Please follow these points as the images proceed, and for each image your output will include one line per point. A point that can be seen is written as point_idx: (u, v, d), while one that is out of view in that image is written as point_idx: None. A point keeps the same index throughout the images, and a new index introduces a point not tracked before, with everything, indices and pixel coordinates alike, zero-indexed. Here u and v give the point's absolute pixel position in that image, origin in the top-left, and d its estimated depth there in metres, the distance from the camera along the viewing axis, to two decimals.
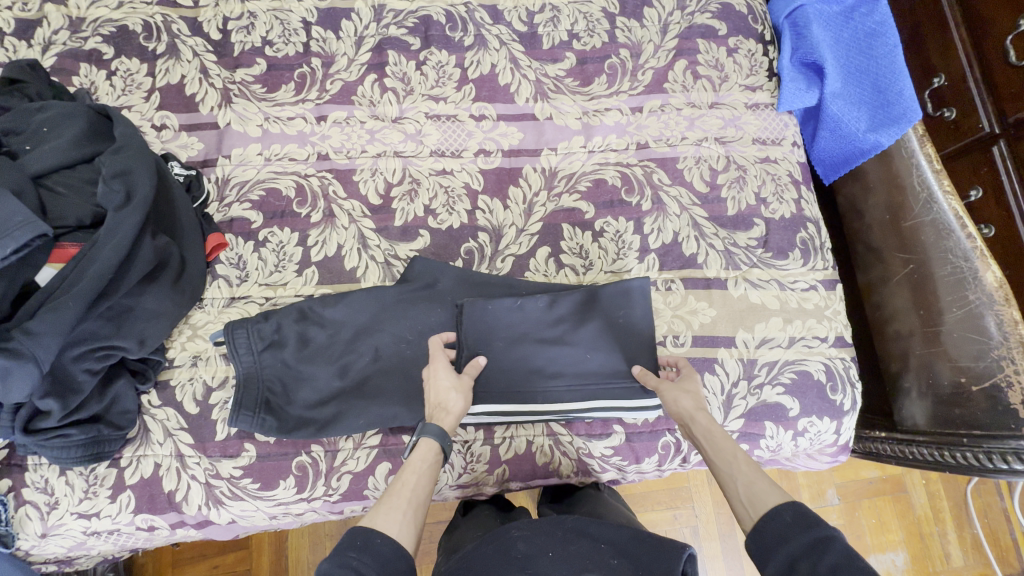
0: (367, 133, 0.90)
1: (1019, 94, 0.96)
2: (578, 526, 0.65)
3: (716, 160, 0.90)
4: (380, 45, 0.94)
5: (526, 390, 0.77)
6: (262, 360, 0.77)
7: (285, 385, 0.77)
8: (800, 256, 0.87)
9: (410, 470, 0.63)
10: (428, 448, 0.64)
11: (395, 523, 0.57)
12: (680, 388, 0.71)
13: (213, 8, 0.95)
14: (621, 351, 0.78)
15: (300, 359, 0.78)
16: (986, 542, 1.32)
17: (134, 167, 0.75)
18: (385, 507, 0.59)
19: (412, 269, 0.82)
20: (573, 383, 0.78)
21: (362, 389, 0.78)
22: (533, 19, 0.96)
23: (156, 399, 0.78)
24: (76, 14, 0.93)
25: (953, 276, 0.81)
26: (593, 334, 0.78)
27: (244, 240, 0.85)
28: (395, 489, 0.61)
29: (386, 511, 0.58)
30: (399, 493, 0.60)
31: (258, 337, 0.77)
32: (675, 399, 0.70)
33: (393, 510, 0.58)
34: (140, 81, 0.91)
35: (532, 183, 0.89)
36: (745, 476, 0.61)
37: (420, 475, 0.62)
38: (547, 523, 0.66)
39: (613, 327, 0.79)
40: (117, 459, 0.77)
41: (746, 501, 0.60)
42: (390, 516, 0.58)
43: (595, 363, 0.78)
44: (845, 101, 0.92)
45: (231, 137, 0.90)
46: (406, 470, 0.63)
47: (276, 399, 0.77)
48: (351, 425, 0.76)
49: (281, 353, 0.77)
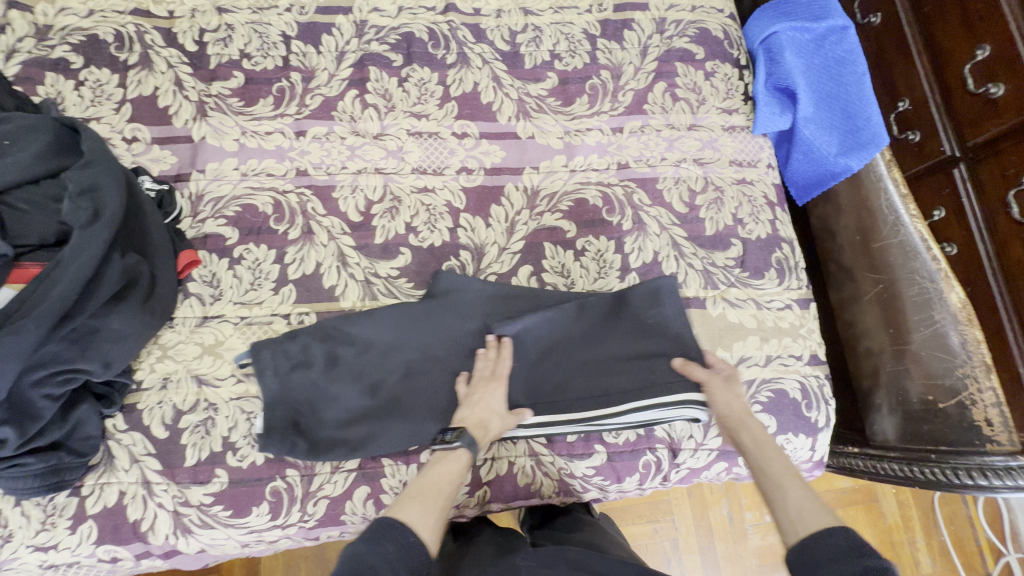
0: (347, 148, 0.89)
1: (977, 120, 1.01)
2: (586, 561, 0.65)
3: (695, 181, 0.92)
4: (362, 60, 0.93)
5: (555, 399, 0.78)
6: (290, 381, 0.75)
7: (314, 405, 0.76)
8: (776, 275, 0.89)
9: (445, 479, 0.65)
10: (464, 458, 0.68)
11: (428, 524, 0.59)
12: (732, 392, 0.74)
13: (188, 19, 0.93)
14: (652, 349, 0.79)
15: (327, 378, 0.76)
16: (953, 549, 1.36)
17: (103, 183, 0.72)
18: (421, 508, 0.61)
19: (438, 283, 0.81)
20: (609, 389, 0.78)
21: (393, 409, 0.77)
22: (516, 38, 0.96)
23: (122, 423, 0.75)
24: (43, 21, 0.90)
25: (919, 297, 0.84)
26: (623, 336, 0.80)
27: (219, 257, 0.83)
28: (431, 492, 0.63)
29: (423, 512, 0.60)
30: (432, 496, 0.63)
31: (284, 356, 0.76)
32: (727, 402, 0.73)
33: (428, 514, 0.60)
34: (111, 92, 0.88)
35: (514, 202, 0.89)
36: (794, 494, 0.63)
37: (453, 484, 0.65)
38: (551, 557, 0.66)
39: (643, 327, 0.80)
40: (78, 487, 0.73)
41: (792, 516, 0.61)
42: (425, 519, 0.60)
43: (628, 364, 0.79)
44: (817, 125, 0.95)
45: (206, 151, 0.87)
46: (441, 477, 0.65)
47: (305, 420, 0.75)
48: (384, 445, 0.75)
49: (308, 372, 0.76)
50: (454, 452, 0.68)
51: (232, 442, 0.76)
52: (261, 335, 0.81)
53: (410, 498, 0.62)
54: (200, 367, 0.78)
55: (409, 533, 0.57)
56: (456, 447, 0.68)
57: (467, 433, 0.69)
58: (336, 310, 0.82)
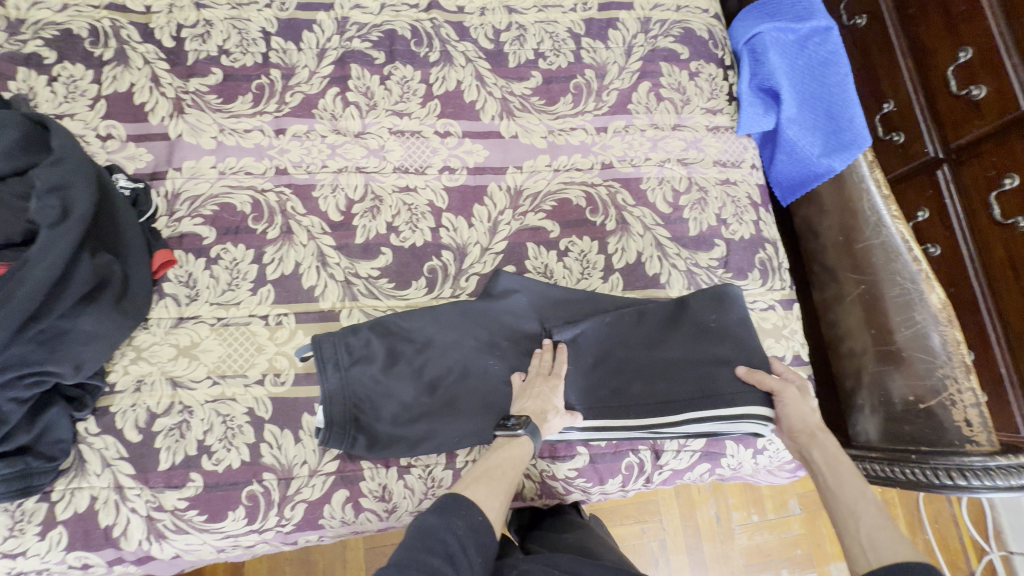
0: (327, 147, 0.88)
1: (960, 121, 1.02)
2: (573, 565, 0.64)
3: (679, 181, 0.91)
4: (344, 58, 0.92)
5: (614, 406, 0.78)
6: (350, 377, 0.74)
7: (372, 401, 0.75)
8: (759, 276, 0.89)
9: (511, 462, 0.67)
10: (526, 445, 0.69)
11: (492, 506, 0.63)
12: (805, 403, 0.73)
13: (166, 14, 0.91)
14: (716, 357, 0.77)
15: (387, 375, 0.76)
16: (937, 548, 1.37)
17: (72, 181, 0.70)
18: (489, 489, 0.64)
19: (496, 283, 0.81)
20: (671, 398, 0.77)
21: (450, 408, 0.77)
22: (500, 37, 0.96)
23: (93, 426, 0.74)
24: (15, 15, 0.88)
25: (900, 298, 0.84)
26: (684, 342, 0.79)
27: (195, 257, 0.82)
28: (497, 473, 0.66)
29: (489, 493, 0.63)
30: (497, 478, 0.65)
31: (346, 352, 0.75)
32: (799, 414, 0.72)
33: (494, 496, 0.63)
34: (84, 88, 0.87)
35: (497, 202, 0.88)
36: (871, 520, 0.61)
37: (517, 467, 0.68)
38: (540, 563, 0.65)
39: (705, 333, 0.78)
40: (48, 492, 0.71)
41: (865, 544, 0.60)
42: (491, 500, 0.63)
43: (689, 371, 0.77)
44: (801, 126, 0.95)
45: (183, 149, 0.86)
46: (509, 460, 0.67)
47: (365, 416, 0.75)
48: (442, 444, 0.76)
49: (369, 368, 0.75)
50: (519, 438, 0.69)
51: (208, 446, 0.75)
52: (238, 336, 0.79)
53: (478, 477, 0.65)
54: (175, 369, 0.77)
55: (476, 513, 0.60)
56: (519, 435, 0.68)
57: (531, 424, 0.69)
58: (316, 311, 0.81)
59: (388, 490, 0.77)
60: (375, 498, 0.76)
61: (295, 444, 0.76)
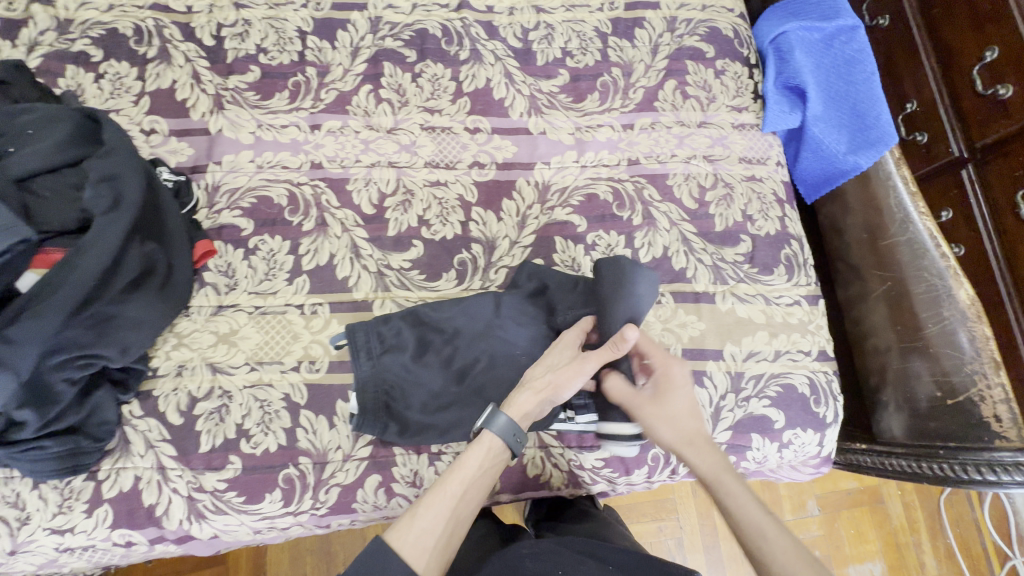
0: (361, 142, 0.91)
1: (986, 121, 1.02)
2: (587, 546, 0.68)
3: (705, 177, 0.92)
4: (376, 56, 0.94)
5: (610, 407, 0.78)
6: (382, 364, 0.77)
7: (404, 388, 0.77)
8: (785, 272, 0.89)
9: (460, 478, 0.65)
10: (486, 459, 0.68)
11: (424, 547, 0.60)
12: (663, 416, 0.72)
13: (206, 14, 0.95)
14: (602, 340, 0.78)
15: (417, 363, 0.78)
16: (958, 551, 1.36)
17: (124, 171, 0.72)
18: (419, 526, 0.61)
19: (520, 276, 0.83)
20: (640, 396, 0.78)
21: (479, 396, 0.78)
22: (528, 36, 0.98)
23: (137, 409, 0.76)
24: (64, 15, 0.92)
25: (928, 294, 0.84)
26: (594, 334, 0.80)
27: (234, 248, 0.84)
28: (435, 501, 0.63)
29: (420, 532, 0.61)
30: (437, 508, 0.63)
31: (379, 340, 0.78)
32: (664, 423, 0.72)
33: (427, 535, 0.61)
34: (129, 85, 0.90)
35: (525, 196, 0.90)
36: (778, 563, 0.60)
37: (470, 484, 0.65)
38: (551, 544, 0.69)
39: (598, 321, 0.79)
40: (94, 471, 0.74)
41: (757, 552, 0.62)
42: (423, 538, 0.61)
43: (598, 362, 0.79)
44: (826, 124, 0.96)
45: (222, 143, 0.89)
46: (457, 477, 0.65)
47: (396, 403, 0.77)
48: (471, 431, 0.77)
49: (401, 356, 0.77)
50: (477, 444, 0.68)
51: (246, 429, 0.77)
52: (275, 324, 0.82)
53: (410, 513, 0.62)
54: (215, 355, 0.80)
55: (397, 560, 0.58)
56: (483, 444, 0.68)
57: (503, 416, 0.68)
58: (350, 302, 0.83)
59: (419, 476, 0.79)
60: (406, 483, 0.78)
61: (330, 429, 0.78)
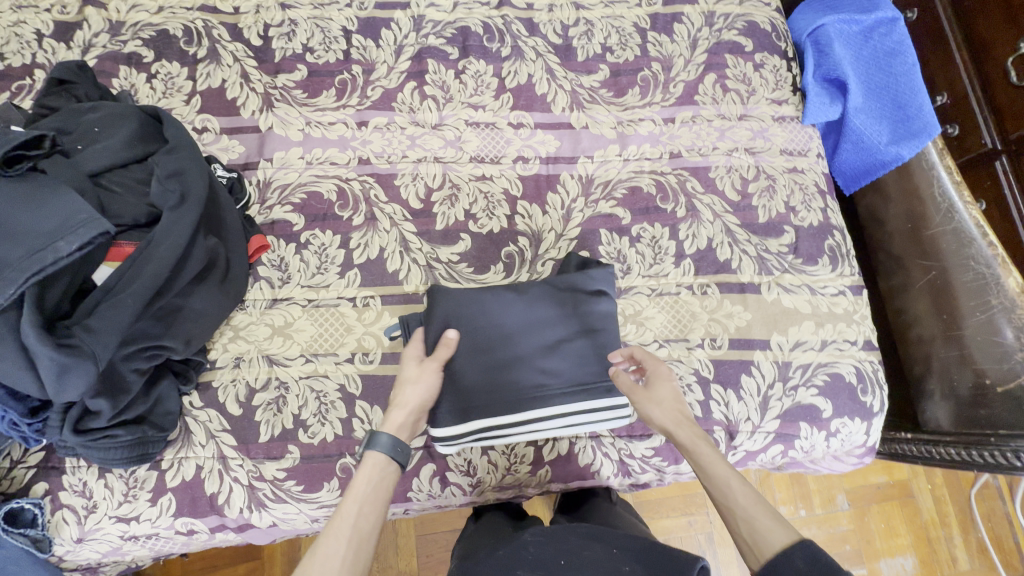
0: (407, 138, 0.92)
1: (1020, 113, 1.02)
2: (593, 531, 0.69)
3: (747, 170, 0.93)
4: (420, 53, 0.96)
5: (482, 405, 0.77)
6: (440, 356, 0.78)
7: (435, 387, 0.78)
8: (829, 262, 0.90)
9: (352, 499, 0.63)
10: (379, 474, 0.66)
11: (332, 568, 0.56)
12: (658, 397, 0.71)
13: (253, 15, 0.96)
14: (479, 346, 0.77)
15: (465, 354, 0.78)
16: (990, 545, 1.35)
17: (189, 168, 0.75)
18: (322, 551, 0.57)
19: (568, 267, 0.84)
20: (527, 388, 0.78)
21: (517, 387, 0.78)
22: (568, 32, 0.99)
23: (198, 400, 0.78)
24: (116, 17, 0.94)
25: (975, 283, 0.85)
26: (475, 331, 0.77)
27: (287, 242, 0.86)
28: (332, 529, 0.59)
29: (323, 557, 0.57)
30: (339, 530, 0.59)
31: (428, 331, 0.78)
32: (662, 403, 0.70)
33: (332, 556, 0.57)
34: (181, 84, 0.92)
35: (569, 190, 0.91)
36: (743, 510, 0.60)
37: (364, 501, 0.63)
38: (559, 530, 0.70)
39: (472, 327, 0.77)
40: (158, 461, 0.76)
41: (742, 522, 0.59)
42: (327, 562, 0.56)
43: (482, 364, 0.77)
44: (867, 115, 0.97)
45: (273, 140, 0.91)
46: (349, 498, 0.63)
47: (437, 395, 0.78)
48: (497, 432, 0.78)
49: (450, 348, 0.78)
50: (361, 467, 0.66)
51: (303, 420, 0.79)
52: (329, 317, 0.83)
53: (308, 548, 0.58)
54: (271, 347, 0.81)
55: None
56: (373, 460, 0.66)
57: (383, 433, 0.67)
58: (400, 294, 0.85)
59: (473, 465, 0.80)
60: (460, 472, 0.79)
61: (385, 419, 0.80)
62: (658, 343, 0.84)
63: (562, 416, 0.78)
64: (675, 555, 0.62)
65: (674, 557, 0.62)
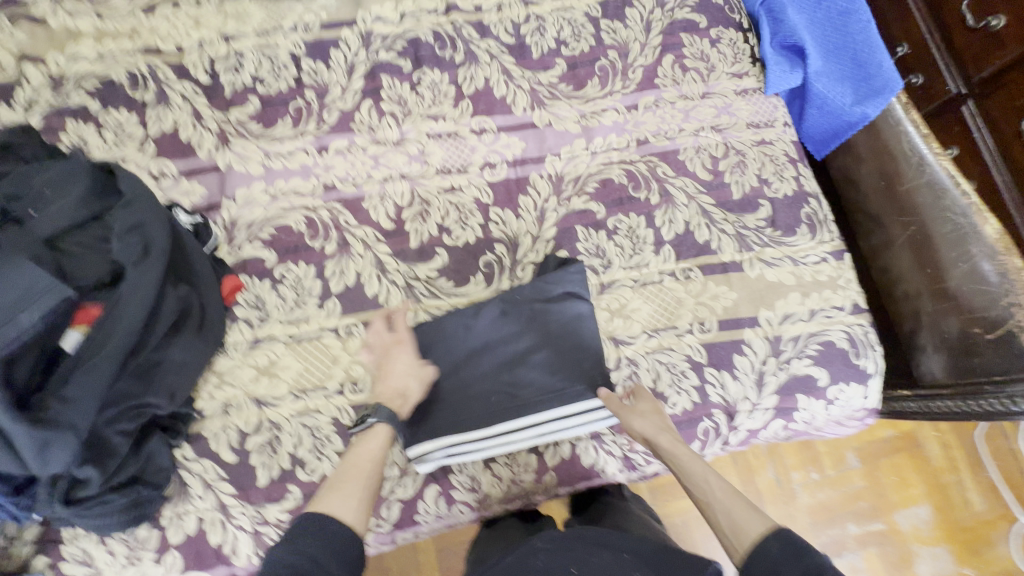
0: (370, 158, 0.91)
1: (981, 55, 1.03)
2: (605, 539, 0.68)
3: (715, 148, 0.93)
4: (373, 70, 0.94)
5: (451, 421, 0.77)
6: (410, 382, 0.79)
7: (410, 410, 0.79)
8: (807, 230, 0.90)
9: (361, 456, 0.68)
10: (382, 438, 0.71)
11: (349, 507, 0.62)
12: (645, 414, 0.72)
13: (197, 51, 0.94)
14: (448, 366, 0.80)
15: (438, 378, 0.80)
16: (1002, 484, 1.36)
17: (147, 218, 0.73)
18: (341, 493, 0.63)
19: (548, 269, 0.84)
20: (498, 403, 0.78)
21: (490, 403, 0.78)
22: (519, 30, 0.97)
23: (190, 452, 0.76)
24: (57, 70, 0.92)
25: (953, 233, 0.85)
26: (445, 353, 0.80)
27: (261, 279, 0.84)
28: (351, 477, 0.65)
29: (344, 498, 0.62)
30: (354, 479, 0.65)
31: None
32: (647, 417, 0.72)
33: (349, 498, 0.62)
34: (132, 132, 0.90)
35: (540, 190, 0.90)
36: (723, 503, 0.61)
37: (372, 459, 0.68)
38: (568, 538, 0.69)
39: (440, 350, 0.80)
40: (157, 519, 0.74)
41: (726, 526, 0.59)
42: (347, 503, 0.62)
43: (452, 383, 0.79)
44: (829, 78, 0.96)
45: (233, 178, 0.89)
46: (360, 455, 0.68)
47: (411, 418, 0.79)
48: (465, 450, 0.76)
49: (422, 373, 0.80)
50: (374, 429, 0.71)
51: (300, 458, 0.77)
52: (313, 351, 0.82)
53: (331, 487, 0.64)
54: (259, 389, 0.80)
55: (332, 520, 0.59)
56: (375, 426, 0.71)
57: (385, 409, 0.72)
58: (382, 318, 0.84)
59: (478, 480, 0.79)
60: (465, 489, 0.79)
61: None
62: (647, 334, 0.83)
63: (537, 424, 0.77)
64: (687, 557, 0.61)
65: (686, 560, 0.61)
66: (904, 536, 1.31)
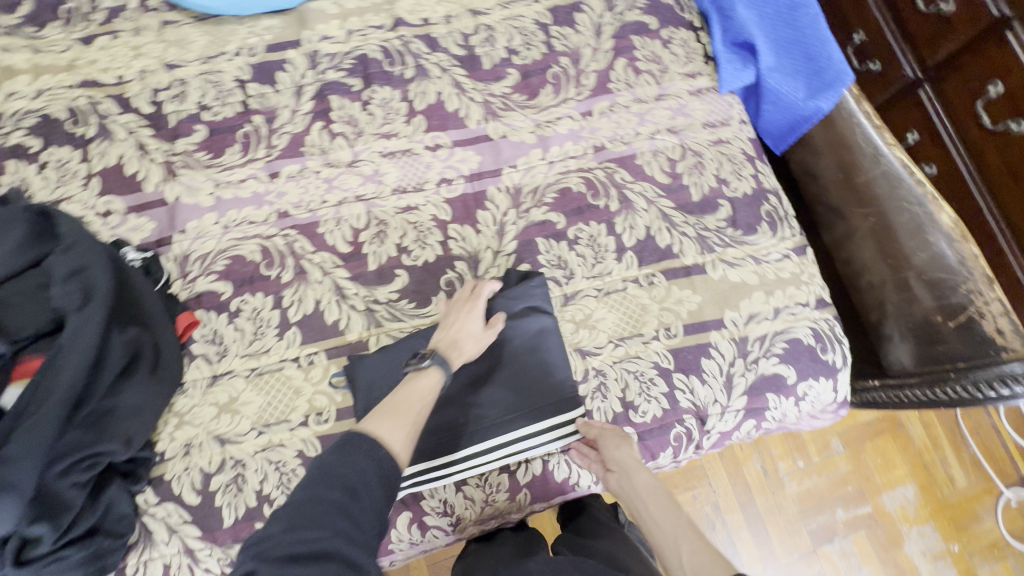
0: (324, 182, 0.89)
1: (934, 40, 1.03)
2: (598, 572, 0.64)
3: (672, 150, 0.92)
4: (322, 91, 0.92)
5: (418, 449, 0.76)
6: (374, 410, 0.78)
7: None
8: (768, 228, 0.89)
9: (411, 392, 0.68)
10: (432, 378, 0.70)
11: (397, 438, 0.62)
12: (627, 446, 0.72)
13: (139, 81, 0.92)
14: None
15: None
16: (983, 457, 1.38)
17: (88, 263, 0.72)
18: (391, 423, 0.63)
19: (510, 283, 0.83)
20: (465, 426, 0.77)
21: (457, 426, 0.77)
22: (469, 41, 0.96)
23: (152, 497, 0.74)
24: None
25: (911, 223, 0.85)
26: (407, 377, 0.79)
27: (217, 313, 0.82)
28: (402, 407, 0.66)
29: (393, 425, 0.63)
30: (403, 413, 0.65)
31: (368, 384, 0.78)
32: (628, 452, 0.72)
33: (398, 428, 0.63)
34: (75, 169, 0.87)
35: (498, 204, 0.89)
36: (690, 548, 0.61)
37: (422, 398, 0.68)
38: (565, 563, 0.67)
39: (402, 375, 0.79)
40: (122, 569, 0.72)
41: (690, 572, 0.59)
42: (395, 431, 0.63)
43: None
44: (782, 73, 0.96)
45: (183, 210, 0.86)
46: (410, 391, 0.68)
47: None
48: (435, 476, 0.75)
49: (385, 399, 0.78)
50: (427, 370, 0.71)
51: (267, 495, 0.75)
52: (274, 383, 0.80)
53: (383, 412, 0.65)
54: (220, 427, 0.77)
55: (380, 448, 0.60)
56: (427, 367, 0.70)
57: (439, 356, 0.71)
58: (344, 344, 0.82)
59: (449, 504, 0.77)
60: (438, 514, 0.77)
61: None
62: (614, 343, 0.83)
63: (504, 444, 0.76)
64: None
65: None
66: (892, 517, 1.32)
